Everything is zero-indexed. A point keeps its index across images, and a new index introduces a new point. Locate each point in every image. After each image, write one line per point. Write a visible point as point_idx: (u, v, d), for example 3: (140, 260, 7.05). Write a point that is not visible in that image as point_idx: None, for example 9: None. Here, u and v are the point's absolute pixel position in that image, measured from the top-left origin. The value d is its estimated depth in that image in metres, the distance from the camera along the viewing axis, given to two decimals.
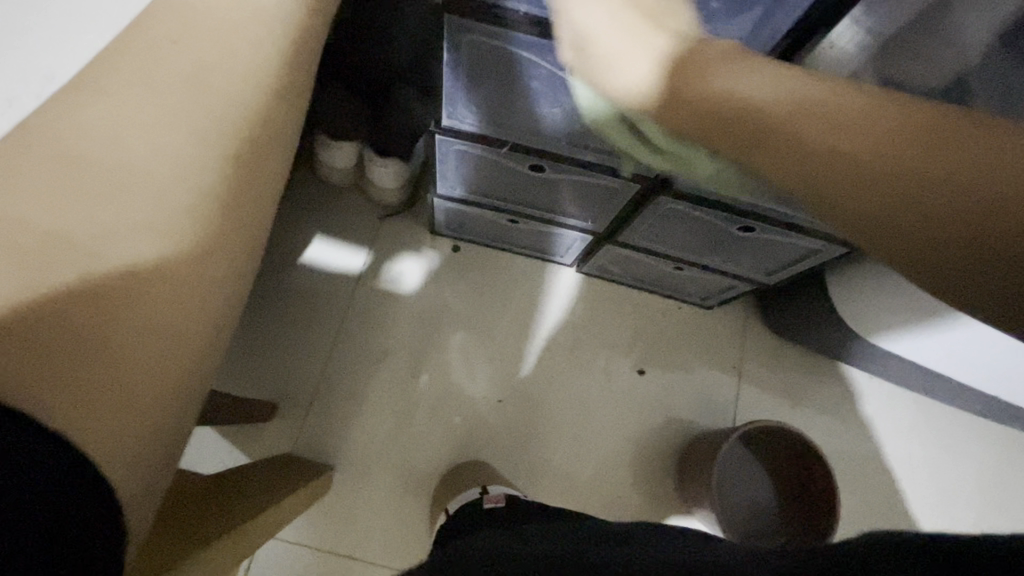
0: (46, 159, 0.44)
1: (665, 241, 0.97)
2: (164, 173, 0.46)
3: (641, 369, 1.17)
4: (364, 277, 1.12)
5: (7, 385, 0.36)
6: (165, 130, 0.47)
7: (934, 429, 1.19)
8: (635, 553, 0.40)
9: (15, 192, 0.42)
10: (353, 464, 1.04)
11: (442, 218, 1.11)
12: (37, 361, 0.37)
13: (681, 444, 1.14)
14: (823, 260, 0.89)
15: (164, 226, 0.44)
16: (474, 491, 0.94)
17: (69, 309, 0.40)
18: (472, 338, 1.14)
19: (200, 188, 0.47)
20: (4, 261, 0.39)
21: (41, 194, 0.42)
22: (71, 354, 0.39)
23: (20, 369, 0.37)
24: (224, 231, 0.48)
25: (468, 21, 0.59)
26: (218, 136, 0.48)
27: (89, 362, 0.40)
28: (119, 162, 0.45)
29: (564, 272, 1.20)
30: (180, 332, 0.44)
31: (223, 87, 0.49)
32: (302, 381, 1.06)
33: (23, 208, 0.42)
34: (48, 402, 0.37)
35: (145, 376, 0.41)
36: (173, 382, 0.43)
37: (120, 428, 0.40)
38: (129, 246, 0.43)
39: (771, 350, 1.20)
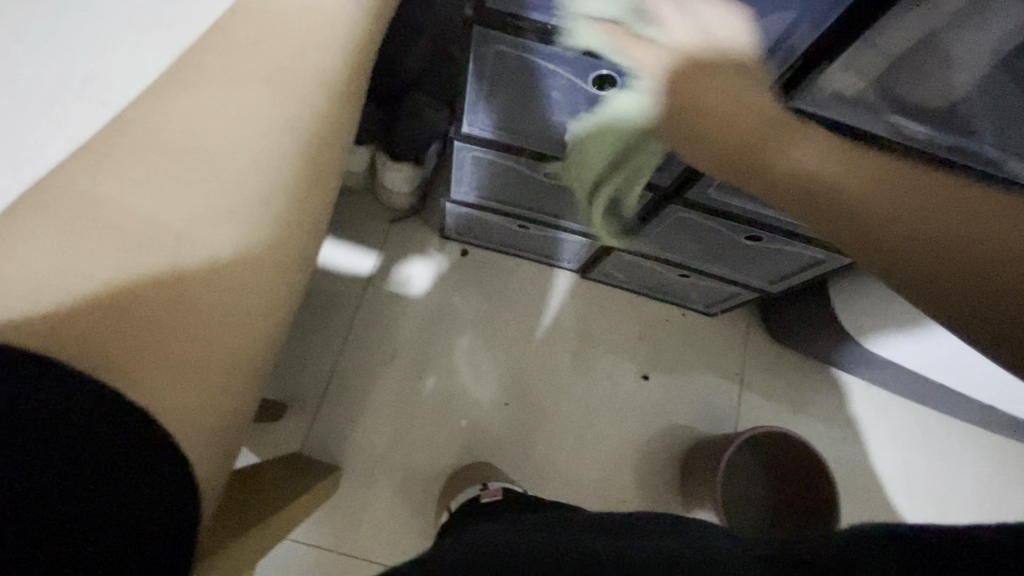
0: (146, 148, 0.50)
1: (672, 249, 0.99)
2: (239, 178, 0.50)
3: (644, 374, 1.19)
4: (373, 279, 1.13)
5: (109, 346, 0.43)
6: (238, 123, 0.51)
7: (930, 438, 1.22)
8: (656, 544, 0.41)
9: (122, 179, 0.49)
10: (359, 465, 1.05)
11: (452, 223, 1.12)
12: (128, 330, 0.44)
13: (683, 448, 1.15)
14: (826, 270, 0.91)
15: (239, 218, 0.50)
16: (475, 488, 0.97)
17: (159, 289, 0.46)
18: (479, 340, 1.15)
19: (275, 189, 0.51)
20: (117, 242, 0.46)
21: (140, 181, 0.49)
22: (157, 324, 0.45)
23: (113, 338, 0.44)
24: (286, 222, 0.52)
25: (495, 33, 0.61)
26: (283, 141, 0.52)
27: (171, 334, 0.46)
28: (201, 150, 0.51)
29: (571, 277, 1.22)
30: (254, 315, 0.49)
31: (283, 99, 0.53)
32: (311, 380, 1.07)
33: (129, 194, 0.48)
34: (138, 367, 0.44)
35: (219, 349, 0.47)
36: (239, 358, 0.48)
37: (195, 397, 0.45)
38: (212, 234, 0.49)
39: (772, 358, 1.22)
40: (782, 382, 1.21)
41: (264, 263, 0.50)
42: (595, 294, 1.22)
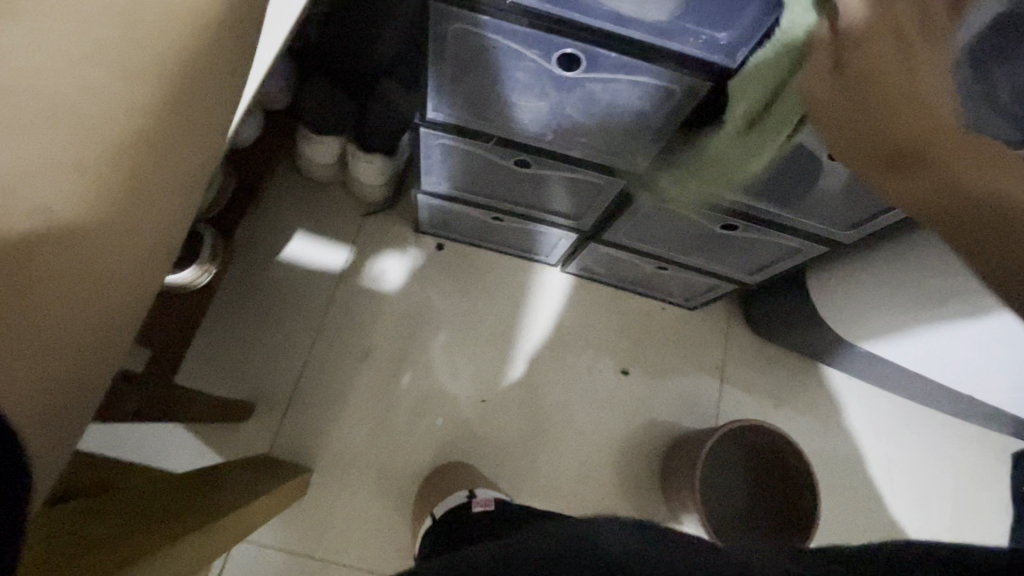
0: None
1: (650, 241, 0.97)
2: (88, 113, 0.32)
3: (624, 370, 1.17)
4: (346, 274, 1.10)
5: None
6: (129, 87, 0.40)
7: (912, 430, 1.21)
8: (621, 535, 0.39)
9: None
10: (331, 466, 1.02)
11: (426, 216, 1.10)
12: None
13: (665, 444, 1.14)
14: (803, 260, 0.90)
15: (90, 172, 0.31)
16: (462, 494, 0.93)
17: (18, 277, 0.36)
18: (455, 336, 1.12)
19: (134, 126, 0.33)
20: None
21: None
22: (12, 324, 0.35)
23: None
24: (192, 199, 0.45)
25: (454, 10, 0.58)
26: None
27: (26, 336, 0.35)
28: None
29: (549, 271, 1.19)
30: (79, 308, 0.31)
31: None
32: (281, 380, 1.03)
33: None
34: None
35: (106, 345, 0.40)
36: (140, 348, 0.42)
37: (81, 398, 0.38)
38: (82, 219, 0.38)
39: (754, 352, 1.21)
40: (764, 375, 1.20)
41: (111, 231, 0.32)
42: (574, 288, 1.20)
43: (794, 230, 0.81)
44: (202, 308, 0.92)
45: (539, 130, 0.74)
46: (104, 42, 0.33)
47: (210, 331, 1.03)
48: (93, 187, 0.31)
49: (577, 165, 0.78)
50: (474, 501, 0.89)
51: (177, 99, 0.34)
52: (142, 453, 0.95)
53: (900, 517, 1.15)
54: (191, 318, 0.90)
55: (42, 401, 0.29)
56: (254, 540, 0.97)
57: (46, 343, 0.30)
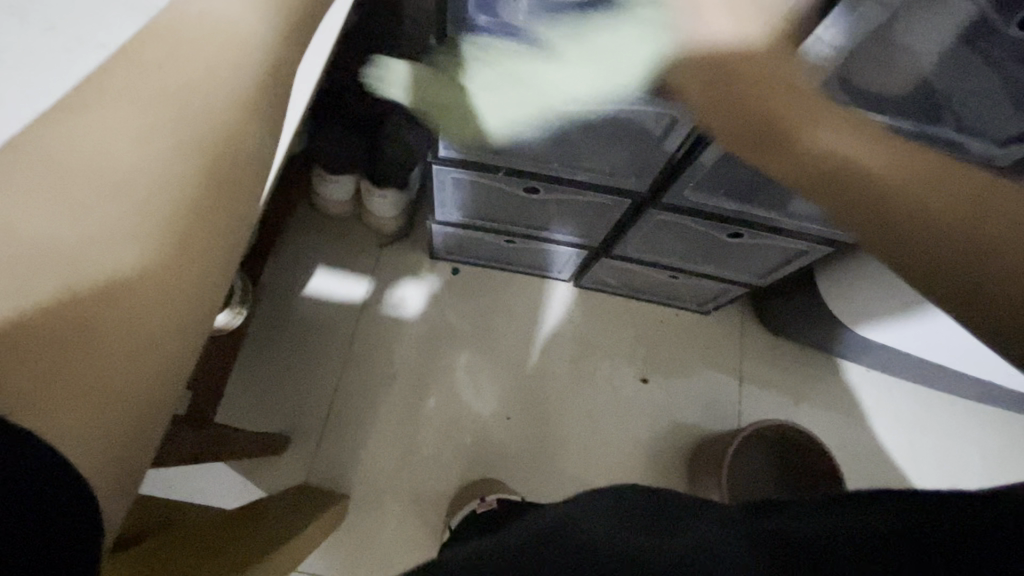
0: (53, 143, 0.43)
1: (659, 252, 1.00)
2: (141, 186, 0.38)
3: (644, 377, 1.19)
4: (367, 303, 1.15)
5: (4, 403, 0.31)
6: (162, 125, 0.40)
7: (934, 417, 1.21)
8: (652, 539, 0.42)
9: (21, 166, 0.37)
10: (366, 490, 1.05)
11: (440, 243, 1.14)
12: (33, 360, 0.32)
13: (690, 447, 1.15)
14: (808, 260, 0.92)
15: (147, 231, 0.38)
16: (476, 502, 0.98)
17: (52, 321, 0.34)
18: (476, 355, 1.16)
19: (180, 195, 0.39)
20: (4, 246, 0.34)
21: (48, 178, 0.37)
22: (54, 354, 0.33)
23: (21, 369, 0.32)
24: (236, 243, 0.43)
25: (460, 62, 0.62)
26: None
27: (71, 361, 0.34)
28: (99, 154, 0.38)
29: (561, 285, 1.23)
30: (124, 352, 0.36)
31: None
32: (312, 411, 1.07)
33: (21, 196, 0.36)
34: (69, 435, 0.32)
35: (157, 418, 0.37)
36: None
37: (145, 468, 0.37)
38: (111, 257, 0.36)
39: (769, 349, 1.23)
40: (782, 373, 1.21)
41: (163, 285, 0.38)
42: (589, 301, 1.23)
43: (797, 233, 0.83)
44: (236, 349, 0.96)
45: (542, 161, 0.79)
46: (153, 134, 0.39)
47: (241, 368, 1.07)
48: (147, 252, 0.37)
49: (583, 187, 0.82)
50: (482, 504, 0.95)
51: (212, 180, 0.41)
52: (184, 492, 0.98)
53: None
54: (226, 359, 0.94)
55: (102, 445, 0.34)
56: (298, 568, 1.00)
57: (106, 391, 0.34)
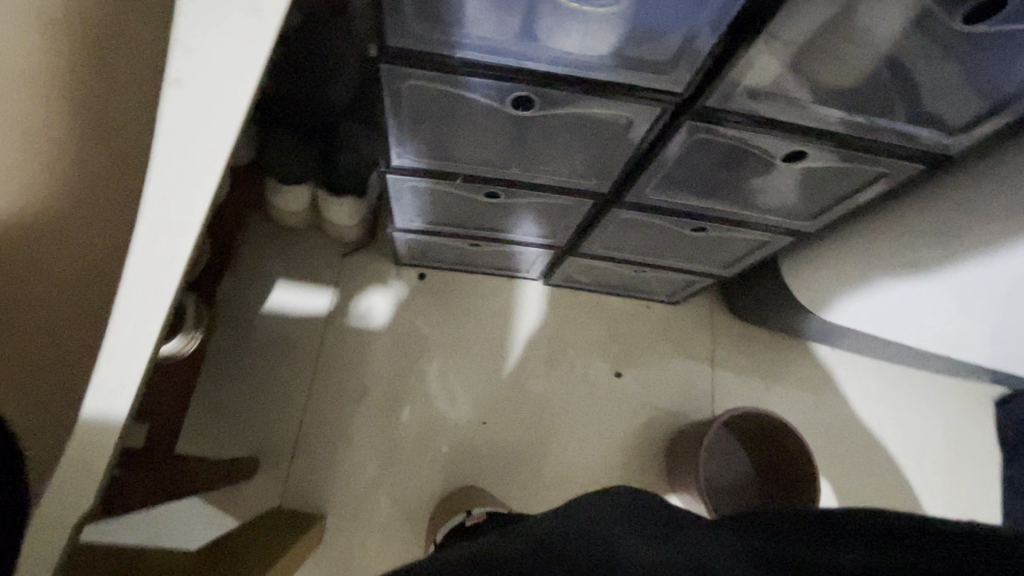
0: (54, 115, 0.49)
1: (625, 248, 1.00)
2: None
3: (618, 372, 1.19)
4: (331, 315, 1.11)
5: None
6: None
7: (898, 390, 1.26)
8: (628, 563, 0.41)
9: None
10: (342, 508, 1.02)
11: (404, 250, 1.10)
12: None
13: (667, 438, 1.16)
14: (772, 250, 0.93)
15: None
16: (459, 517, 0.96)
17: None
18: (448, 361, 1.14)
19: None
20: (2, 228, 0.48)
21: None
22: None
23: None
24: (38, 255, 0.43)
25: (405, 69, 0.59)
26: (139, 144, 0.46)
27: None
28: None
29: (530, 285, 1.22)
30: None
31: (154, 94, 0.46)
32: (281, 430, 1.03)
33: None
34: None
35: None
36: None
37: None
38: None
39: (739, 336, 1.24)
40: (753, 359, 1.23)
41: None
42: (560, 299, 1.22)
43: (759, 225, 0.84)
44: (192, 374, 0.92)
45: (500, 162, 0.76)
46: None
47: (202, 393, 1.02)
48: None
49: (544, 190, 0.80)
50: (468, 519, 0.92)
51: None
52: (148, 529, 0.94)
53: (898, 476, 1.20)
54: (180, 387, 0.90)
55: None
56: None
57: None
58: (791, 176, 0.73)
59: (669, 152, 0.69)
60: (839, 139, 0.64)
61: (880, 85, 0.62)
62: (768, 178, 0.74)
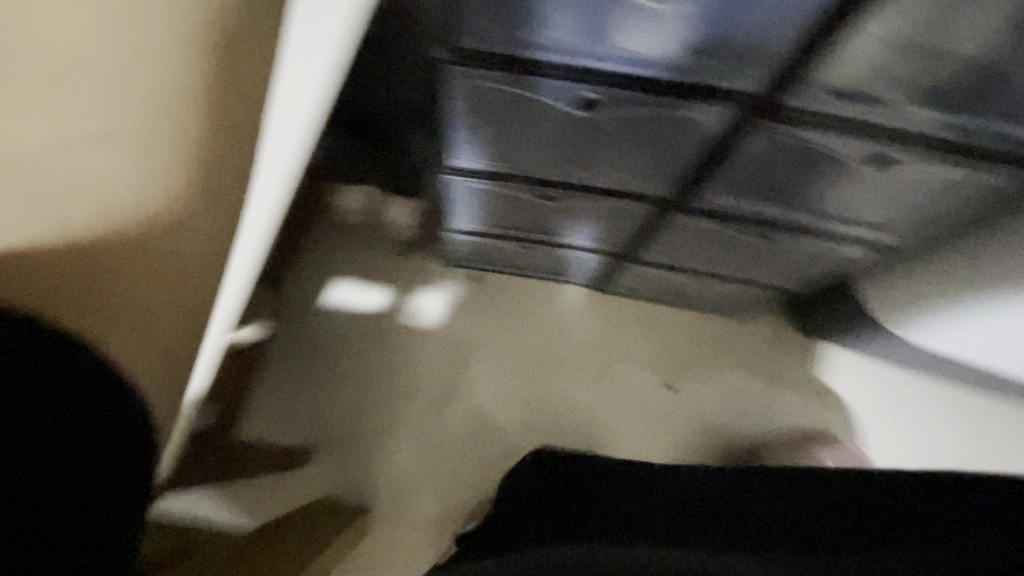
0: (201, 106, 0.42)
1: (684, 257, 0.97)
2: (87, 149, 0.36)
3: (670, 385, 1.16)
4: (386, 314, 1.14)
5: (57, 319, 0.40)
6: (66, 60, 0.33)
7: (984, 422, 1.15)
8: None
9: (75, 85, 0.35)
10: (387, 503, 1.04)
11: (459, 251, 1.12)
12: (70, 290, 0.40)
13: (721, 457, 1.11)
14: (846, 262, 0.87)
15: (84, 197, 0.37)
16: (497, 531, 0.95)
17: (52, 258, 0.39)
18: (498, 364, 1.14)
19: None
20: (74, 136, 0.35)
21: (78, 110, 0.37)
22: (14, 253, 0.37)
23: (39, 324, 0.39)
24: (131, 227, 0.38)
25: (470, 70, 0.60)
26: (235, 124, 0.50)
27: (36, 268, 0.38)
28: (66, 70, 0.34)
29: (584, 291, 1.20)
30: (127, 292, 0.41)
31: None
32: (334, 422, 1.07)
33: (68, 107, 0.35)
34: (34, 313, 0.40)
35: None
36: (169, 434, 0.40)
37: None
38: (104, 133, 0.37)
39: (803, 354, 1.18)
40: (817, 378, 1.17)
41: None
42: (616, 308, 1.20)
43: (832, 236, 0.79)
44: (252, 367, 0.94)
45: (559, 164, 0.75)
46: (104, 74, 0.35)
47: (263, 380, 1.07)
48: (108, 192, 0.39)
49: (603, 194, 0.79)
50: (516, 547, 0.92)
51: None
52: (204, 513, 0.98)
53: None
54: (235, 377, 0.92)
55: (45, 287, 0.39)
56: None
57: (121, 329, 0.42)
58: (872, 183, 0.68)
59: (738, 153, 0.66)
60: (927, 144, 0.59)
61: (983, 87, 0.56)
62: (849, 185, 0.70)
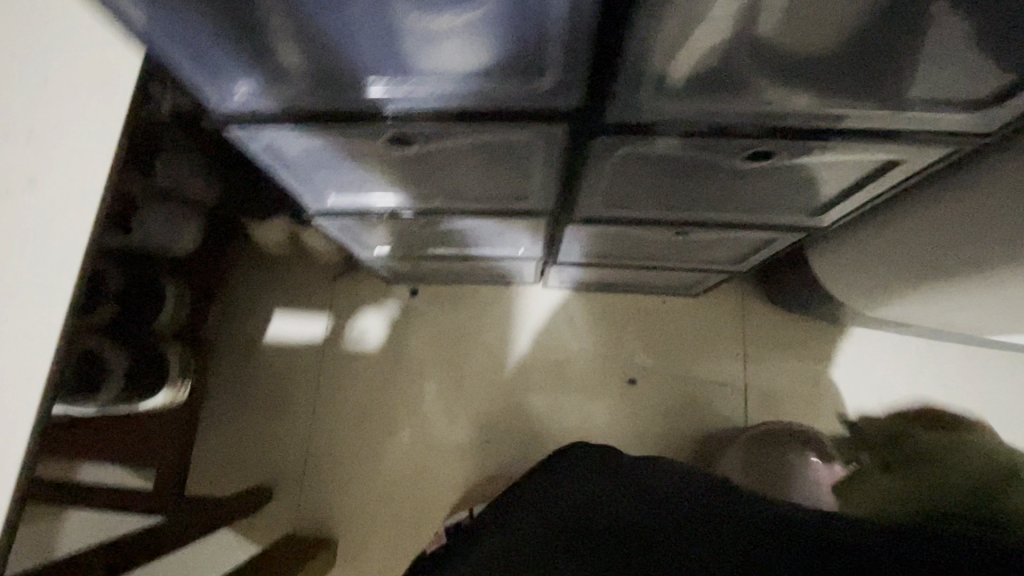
0: None
1: (609, 254, 0.88)
2: None
3: (632, 378, 1.09)
4: (328, 342, 1.11)
5: None
6: None
7: (978, 377, 1.05)
8: None
9: None
10: (350, 532, 1.04)
11: (389, 271, 1.06)
12: None
13: (691, 450, 1.05)
14: (788, 243, 0.76)
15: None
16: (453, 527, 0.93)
17: None
18: (445, 378, 1.10)
19: None
20: None
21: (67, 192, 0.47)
22: None
23: None
24: None
25: (260, 130, 0.52)
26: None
27: None
28: None
29: (532, 289, 1.13)
30: None
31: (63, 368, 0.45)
32: (290, 459, 1.07)
33: None
34: None
35: None
36: None
37: None
38: None
39: (775, 326, 1.09)
40: (791, 350, 1.08)
41: None
42: (567, 301, 1.13)
43: (750, 227, 0.68)
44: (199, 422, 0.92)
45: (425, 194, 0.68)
46: None
47: (215, 425, 1.07)
48: None
49: (486, 215, 0.70)
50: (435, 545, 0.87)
51: None
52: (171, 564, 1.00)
53: None
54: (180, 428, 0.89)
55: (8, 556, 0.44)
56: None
57: None
58: (773, 171, 0.56)
59: (611, 165, 0.56)
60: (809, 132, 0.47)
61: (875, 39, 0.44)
62: (755, 174, 0.58)
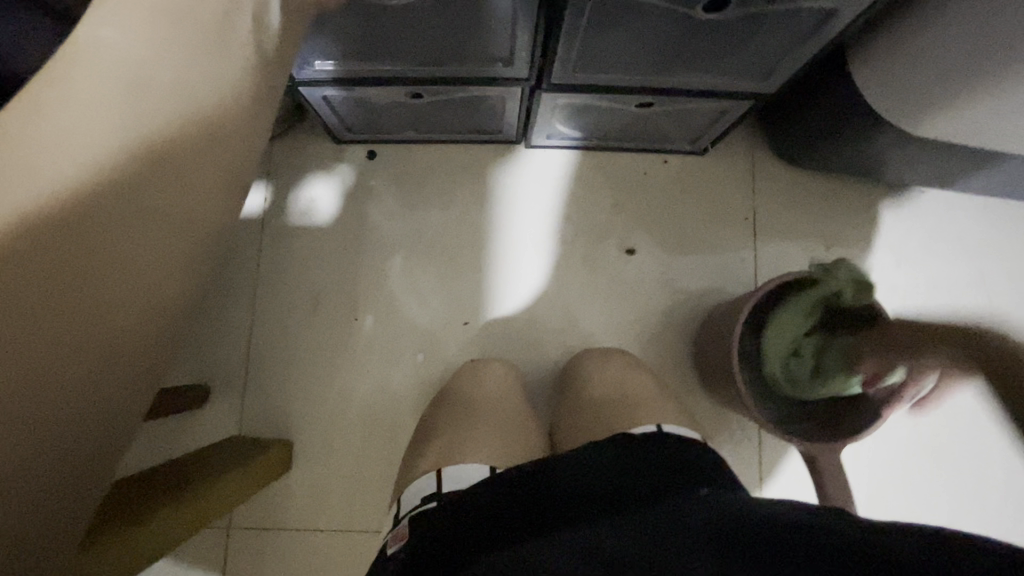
0: None
1: (614, 72, 0.71)
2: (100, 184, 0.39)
3: (630, 248, 0.95)
4: (269, 216, 0.92)
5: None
6: None
7: (1001, 238, 0.96)
8: None
9: None
10: (310, 433, 0.89)
11: (339, 121, 0.87)
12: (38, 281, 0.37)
13: (697, 325, 0.94)
14: (835, 27, 0.61)
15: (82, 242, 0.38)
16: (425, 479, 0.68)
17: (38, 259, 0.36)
18: (414, 253, 0.93)
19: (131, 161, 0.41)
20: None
21: None
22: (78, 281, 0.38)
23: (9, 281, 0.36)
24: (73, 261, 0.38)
25: None
26: None
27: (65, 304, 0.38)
28: None
29: (513, 150, 0.95)
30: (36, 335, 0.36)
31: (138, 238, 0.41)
32: (231, 354, 0.89)
33: None
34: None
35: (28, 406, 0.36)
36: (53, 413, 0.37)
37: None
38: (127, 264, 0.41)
39: (789, 186, 0.97)
40: (807, 212, 0.96)
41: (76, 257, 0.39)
42: (555, 163, 0.96)
43: None
44: (143, 207, 0.42)
45: None
46: None
47: None
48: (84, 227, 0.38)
49: None
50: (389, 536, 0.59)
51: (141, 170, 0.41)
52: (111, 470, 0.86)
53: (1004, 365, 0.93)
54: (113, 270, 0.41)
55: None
56: (240, 526, 0.86)
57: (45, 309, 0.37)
58: None
59: None
60: None
61: None
62: None
